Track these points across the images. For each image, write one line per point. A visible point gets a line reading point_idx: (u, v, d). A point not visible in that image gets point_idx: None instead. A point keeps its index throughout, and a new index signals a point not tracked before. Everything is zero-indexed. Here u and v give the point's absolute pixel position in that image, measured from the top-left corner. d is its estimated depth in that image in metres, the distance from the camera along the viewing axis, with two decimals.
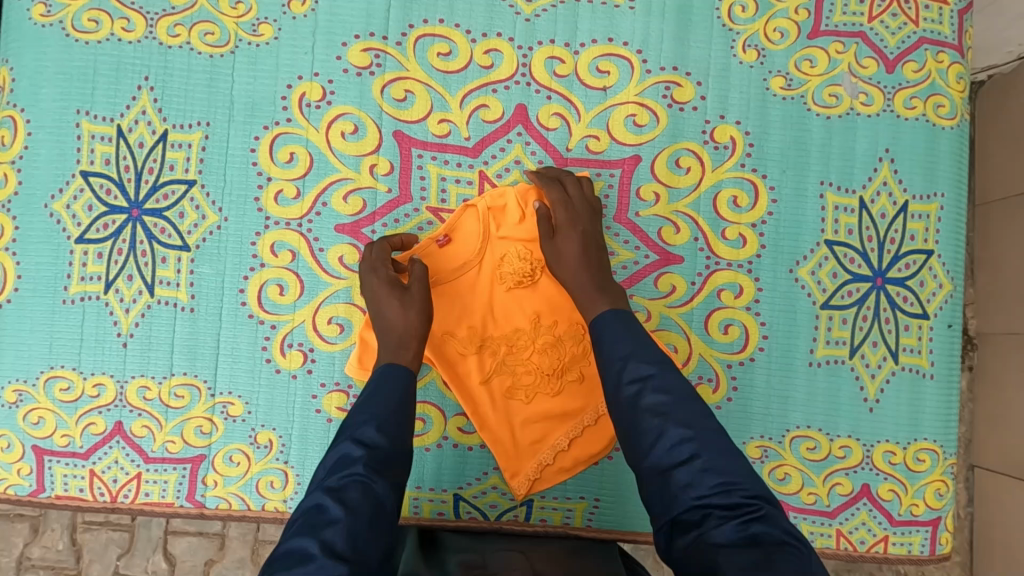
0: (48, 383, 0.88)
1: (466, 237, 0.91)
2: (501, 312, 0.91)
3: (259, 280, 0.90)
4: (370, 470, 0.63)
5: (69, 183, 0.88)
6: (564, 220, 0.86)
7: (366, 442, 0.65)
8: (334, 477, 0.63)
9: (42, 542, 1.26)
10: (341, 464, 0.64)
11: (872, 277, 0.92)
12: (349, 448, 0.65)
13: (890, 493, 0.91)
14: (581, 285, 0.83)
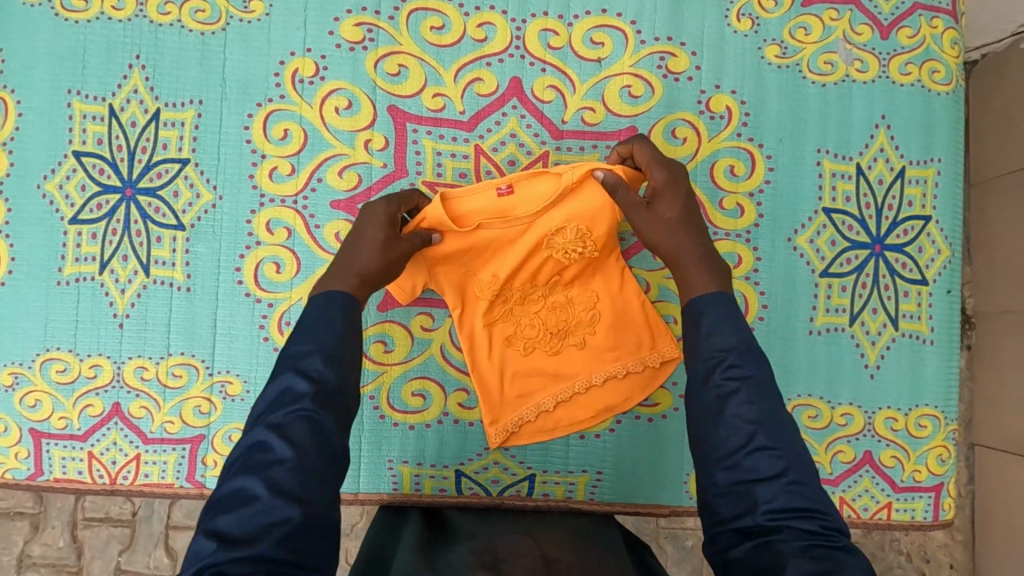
0: (44, 365, 0.87)
1: (535, 189, 0.81)
2: (531, 266, 0.84)
3: (256, 259, 0.89)
4: (318, 408, 0.55)
5: (61, 163, 0.88)
6: (668, 186, 0.75)
7: (313, 377, 0.57)
8: (273, 414, 0.55)
9: (42, 541, 1.24)
10: (283, 401, 0.56)
11: (870, 243, 0.92)
12: (293, 381, 0.57)
13: (892, 459, 0.91)
14: (686, 249, 0.70)
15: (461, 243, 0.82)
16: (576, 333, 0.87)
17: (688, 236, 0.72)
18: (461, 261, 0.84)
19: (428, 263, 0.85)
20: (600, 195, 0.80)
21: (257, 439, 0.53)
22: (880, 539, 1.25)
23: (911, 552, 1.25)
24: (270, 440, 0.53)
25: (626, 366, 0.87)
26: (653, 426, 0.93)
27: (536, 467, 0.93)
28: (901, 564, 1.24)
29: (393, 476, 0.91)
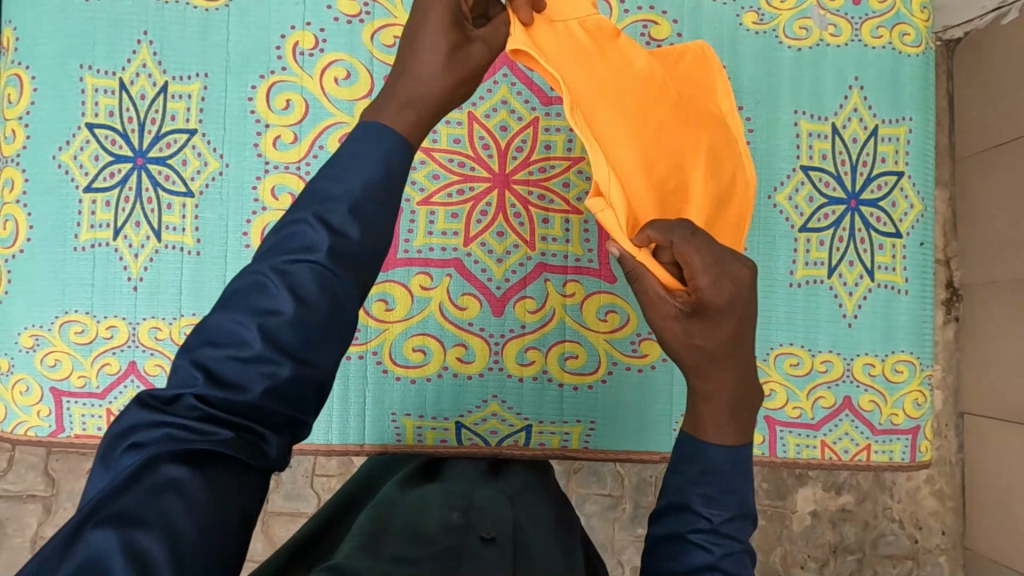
0: (63, 327, 0.92)
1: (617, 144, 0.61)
2: (659, 137, 0.63)
3: (262, 223, 0.94)
4: (326, 266, 0.45)
5: (75, 135, 0.92)
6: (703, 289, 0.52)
7: (328, 226, 0.46)
8: (279, 253, 0.46)
9: (54, 521, 1.43)
10: (292, 242, 0.46)
11: (845, 199, 0.96)
12: (307, 225, 0.46)
13: (870, 403, 0.96)
14: (725, 316, 0.53)
15: (606, 72, 0.62)
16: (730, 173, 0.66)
17: (702, 379, 0.53)
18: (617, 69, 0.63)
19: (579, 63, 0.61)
20: (648, 206, 0.61)
21: (259, 276, 0.45)
22: (872, 507, 1.34)
23: (903, 519, 1.33)
24: (285, 281, 0.45)
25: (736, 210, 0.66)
26: (642, 377, 0.97)
27: (532, 418, 0.97)
28: (893, 531, 1.33)
29: (397, 429, 0.96)
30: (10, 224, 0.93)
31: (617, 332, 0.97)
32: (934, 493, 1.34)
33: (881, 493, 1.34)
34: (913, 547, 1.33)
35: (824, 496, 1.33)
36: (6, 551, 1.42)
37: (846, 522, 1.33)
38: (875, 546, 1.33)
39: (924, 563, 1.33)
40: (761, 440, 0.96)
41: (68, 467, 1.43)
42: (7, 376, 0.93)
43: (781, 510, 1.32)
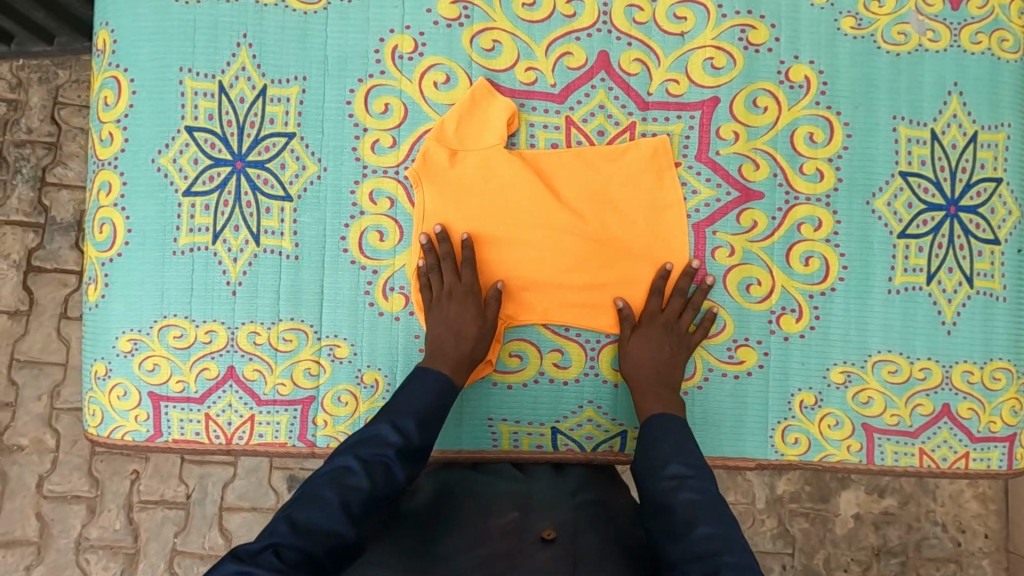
0: (162, 331, 0.91)
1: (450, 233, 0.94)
2: (528, 216, 0.94)
3: (360, 227, 0.93)
4: (396, 459, 0.74)
5: (174, 138, 0.92)
6: (657, 335, 0.92)
7: (402, 432, 0.76)
8: (366, 449, 0.74)
9: (99, 524, 1.42)
10: (371, 443, 0.75)
11: (945, 205, 0.96)
12: (385, 431, 0.76)
13: (969, 411, 0.95)
14: (645, 375, 0.90)
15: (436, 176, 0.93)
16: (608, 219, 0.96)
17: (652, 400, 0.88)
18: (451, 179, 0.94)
19: (432, 176, 0.93)
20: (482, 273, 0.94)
21: (347, 464, 0.72)
22: (916, 510, 1.40)
23: (946, 522, 1.40)
24: (356, 468, 0.71)
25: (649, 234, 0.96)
26: (738, 383, 0.97)
27: (628, 423, 0.96)
28: (937, 534, 1.40)
29: (493, 434, 0.96)
30: (107, 227, 0.93)
31: (714, 338, 0.96)
32: (977, 496, 1.41)
33: (924, 496, 1.40)
34: (956, 550, 1.40)
35: (867, 500, 1.40)
36: (53, 553, 1.41)
37: (889, 525, 1.40)
38: (919, 549, 1.40)
39: (967, 565, 1.40)
40: (858, 447, 0.96)
41: (114, 468, 1.43)
42: (104, 380, 0.92)
43: (824, 513, 1.40)
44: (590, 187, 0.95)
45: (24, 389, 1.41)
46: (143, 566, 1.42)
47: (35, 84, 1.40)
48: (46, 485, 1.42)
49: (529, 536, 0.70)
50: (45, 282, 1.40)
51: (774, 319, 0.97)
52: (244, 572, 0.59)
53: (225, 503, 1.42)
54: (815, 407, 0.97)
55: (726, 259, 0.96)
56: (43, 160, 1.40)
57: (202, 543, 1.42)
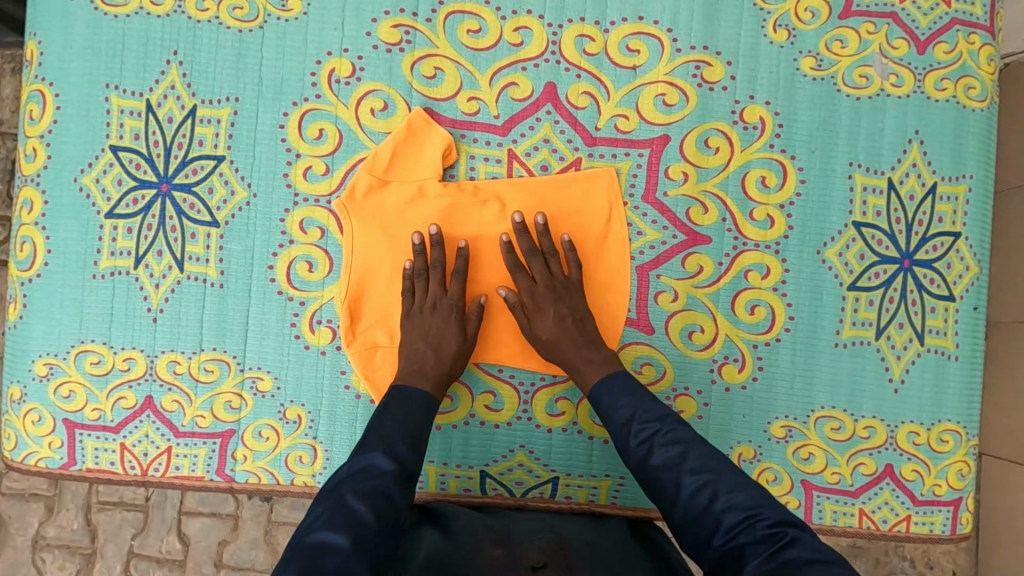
0: (78, 357, 0.89)
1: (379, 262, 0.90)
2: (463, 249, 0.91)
3: (289, 257, 0.90)
4: (396, 486, 0.69)
5: (98, 157, 0.88)
6: (546, 296, 0.87)
7: (395, 457, 0.71)
8: (360, 484, 0.67)
9: (57, 522, 1.41)
10: (365, 474, 0.69)
11: (899, 259, 0.92)
12: (378, 460, 0.70)
13: (913, 473, 0.92)
14: (570, 344, 0.85)
15: (367, 204, 0.90)
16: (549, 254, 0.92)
17: (593, 356, 0.84)
18: (384, 208, 0.90)
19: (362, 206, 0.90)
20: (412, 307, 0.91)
21: (347, 504, 0.65)
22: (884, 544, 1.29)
23: (914, 558, 1.27)
24: (356, 506, 0.65)
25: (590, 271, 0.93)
26: None
27: (560, 470, 0.93)
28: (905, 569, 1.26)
29: (420, 475, 0.93)
30: (28, 246, 0.90)
31: (654, 385, 0.93)
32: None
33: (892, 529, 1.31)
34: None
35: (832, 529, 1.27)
36: (9, 550, 1.41)
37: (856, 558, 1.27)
38: None
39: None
40: (797, 504, 0.92)
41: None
42: (18, 404, 0.90)
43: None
44: (529, 219, 0.92)
45: None
46: (99, 567, 1.40)
47: (8, 74, 1.31)
48: (6, 481, 1.41)
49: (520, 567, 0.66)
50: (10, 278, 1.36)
51: (716, 369, 0.93)
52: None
53: (184, 507, 1.40)
54: (753, 461, 0.93)
55: (670, 304, 0.93)
56: (13, 151, 1.32)
57: (160, 547, 1.40)
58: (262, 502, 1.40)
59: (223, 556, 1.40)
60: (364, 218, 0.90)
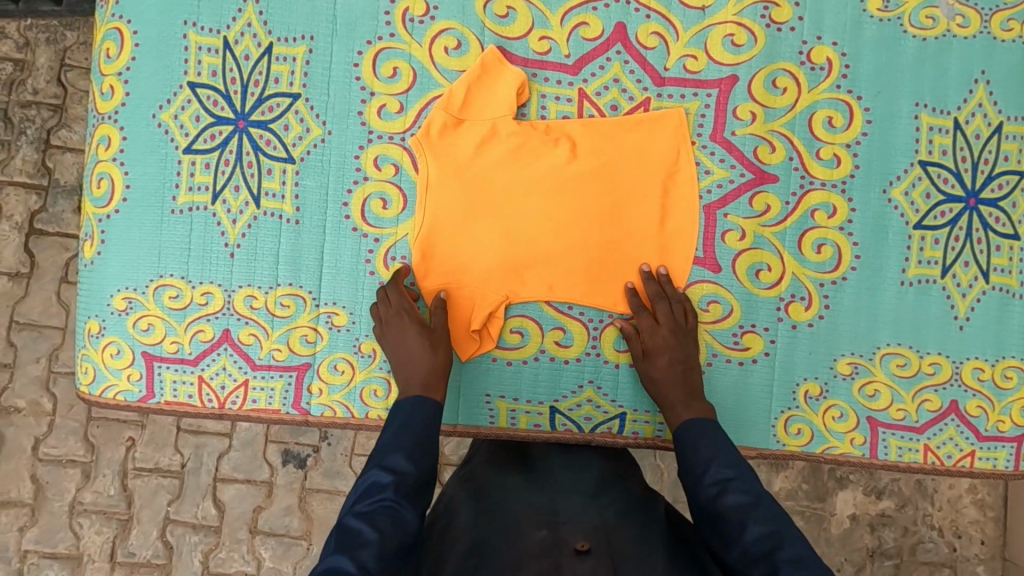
0: (157, 291, 0.90)
1: (449, 202, 0.91)
2: (534, 189, 0.92)
3: (363, 194, 0.91)
4: (399, 499, 0.72)
5: (176, 93, 0.89)
6: (666, 338, 0.90)
7: (394, 470, 0.74)
8: (363, 503, 0.71)
9: (94, 488, 1.41)
10: (369, 494, 0.72)
11: (965, 197, 0.93)
12: (377, 476, 0.73)
13: (977, 409, 0.93)
14: (674, 385, 0.88)
15: (440, 143, 0.91)
16: (619, 195, 0.93)
17: (695, 403, 0.87)
18: (456, 149, 0.91)
19: (434, 145, 0.91)
20: (482, 248, 0.92)
21: (349, 527, 0.68)
22: (913, 513, 1.38)
23: (942, 527, 1.38)
24: (362, 525, 0.68)
25: (659, 212, 0.93)
26: (742, 370, 0.94)
27: (627, 406, 0.95)
28: (932, 538, 1.38)
29: (490, 410, 0.94)
30: (106, 182, 0.91)
31: (719, 323, 0.94)
32: (975, 502, 1.39)
33: (922, 499, 1.39)
34: (951, 555, 1.38)
35: (864, 501, 1.38)
36: (46, 516, 1.41)
37: (885, 527, 1.38)
38: (913, 553, 1.38)
39: (961, 570, 1.38)
40: (862, 441, 0.94)
41: (109, 435, 1.42)
42: (97, 337, 0.91)
43: (820, 511, 1.38)
44: (599, 160, 0.92)
45: (23, 351, 1.41)
46: (135, 532, 1.41)
47: (42, 44, 1.39)
48: (42, 448, 1.42)
49: (564, 550, 0.70)
50: (47, 245, 1.40)
51: (782, 307, 0.94)
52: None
53: (219, 473, 1.40)
54: (819, 398, 0.94)
55: (737, 243, 0.94)
56: (48, 122, 1.39)
57: (194, 513, 1.40)
58: (296, 468, 1.41)
59: (258, 522, 1.40)
60: (437, 158, 0.91)
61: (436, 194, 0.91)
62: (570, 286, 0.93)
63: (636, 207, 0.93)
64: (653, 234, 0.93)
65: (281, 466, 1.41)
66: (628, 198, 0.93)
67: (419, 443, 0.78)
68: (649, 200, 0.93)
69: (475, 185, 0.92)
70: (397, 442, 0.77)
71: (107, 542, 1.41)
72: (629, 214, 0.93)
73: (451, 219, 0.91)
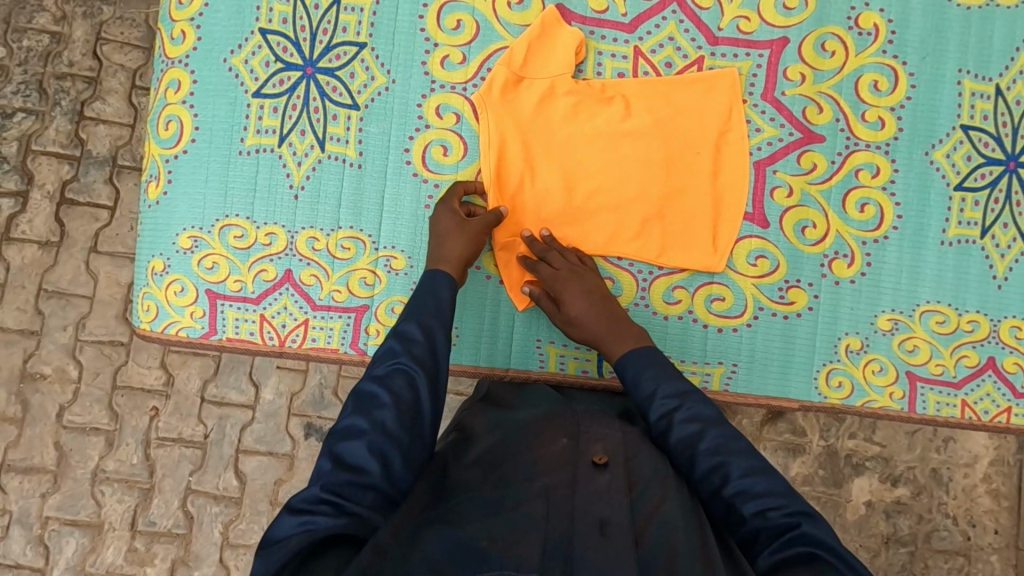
0: (223, 230, 0.92)
1: (510, 156, 0.94)
2: (591, 145, 0.95)
3: (424, 141, 0.94)
4: (413, 366, 0.73)
5: (247, 39, 0.93)
6: (564, 278, 0.89)
7: (408, 339, 0.75)
8: (379, 369, 0.73)
9: (117, 456, 1.37)
10: (385, 359, 0.74)
11: (1004, 160, 0.97)
12: (393, 344, 0.75)
13: (1014, 365, 0.97)
14: (602, 324, 0.87)
15: (501, 100, 0.94)
16: (674, 151, 0.95)
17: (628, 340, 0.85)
18: (515, 106, 0.94)
19: (495, 102, 0.94)
20: (540, 203, 0.95)
21: (365, 389, 0.70)
22: (927, 501, 1.39)
23: (956, 516, 1.39)
24: (378, 389, 0.70)
25: (711, 167, 0.96)
26: (786, 325, 0.97)
27: (674, 355, 0.97)
28: (946, 526, 1.39)
29: (540, 355, 0.97)
30: (174, 124, 0.93)
31: (766, 277, 0.97)
32: (989, 491, 1.39)
33: (937, 488, 1.39)
34: (965, 544, 1.39)
35: (879, 488, 1.39)
36: (69, 482, 1.37)
37: (900, 514, 1.38)
38: (928, 540, 1.38)
39: (974, 560, 1.39)
40: (901, 395, 0.97)
41: (134, 403, 1.38)
42: (161, 276, 0.93)
43: (836, 498, 1.38)
44: (654, 117, 0.95)
45: (50, 319, 1.38)
46: (156, 502, 1.36)
47: (79, 18, 1.40)
48: (66, 415, 1.37)
49: (581, 461, 0.67)
50: (77, 215, 1.38)
51: (826, 263, 0.97)
52: (310, 519, 0.60)
53: (242, 444, 1.37)
54: (860, 352, 0.97)
55: (785, 199, 0.97)
56: (82, 94, 1.39)
57: (216, 484, 1.37)
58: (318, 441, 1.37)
59: (279, 495, 1.36)
60: (498, 113, 0.94)
61: (497, 149, 0.94)
62: (626, 243, 0.95)
63: (688, 162, 0.96)
64: (705, 190, 0.96)
65: (303, 439, 1.38)
66: (680, 152, 0.95)
67: (435, 317, 0.79)
68: (703, 156, 0.96)
69: (533, 142, 0.95)
70: (414, 313, 0.79)
71: (128, 511, 1.36)
72: (681, 168, 0.96)
73: (511, 173, 0.94)
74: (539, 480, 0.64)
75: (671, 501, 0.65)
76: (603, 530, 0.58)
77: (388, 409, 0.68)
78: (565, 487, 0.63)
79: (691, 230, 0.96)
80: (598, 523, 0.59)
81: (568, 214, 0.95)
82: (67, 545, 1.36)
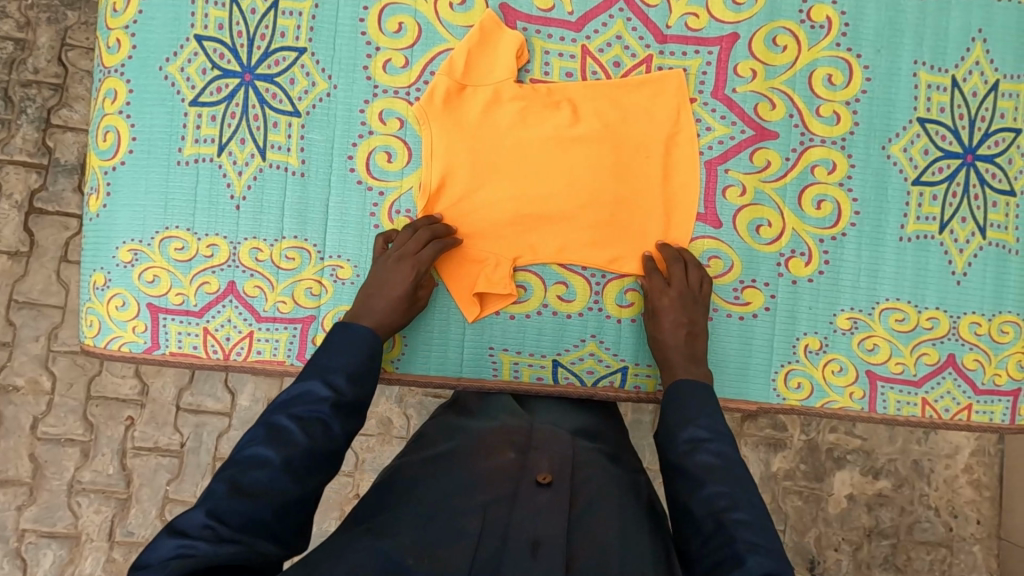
0: (163, 243, 0.90)
1: (459, 166, 0.92)
2: (540, 151, 0.93)
3: (368, 146, 0.92)
4: (333, 414, 0.69)
5: (183, 46, 0.90)
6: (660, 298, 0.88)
7: (333, 387, 0.71)
8: (297, 407, 0.69)
9: (93, 467, 1.36)
10: (304, 399, 0.70)
11: (962, 153, 0.95)
12: (315, 387, 0.71)
13: (974, 362, 0.95)
14: (678, 348, 0.86)
15: (446, 110, 0.92)
16: (623, 154, 0.94)
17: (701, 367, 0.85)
18: (461, 115, 0.92)
19: (440, 111, 0.92)
20: (490, 212, 0.93)
21: (279, 423, 0.67)
22: (910, 493, 1.38)
23: (939, 507, 1.38)
24: (292, 427, 0.66)
25: (662, 168, 0.94)
26: (744, 325, 0.95)
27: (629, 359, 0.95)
28: (929, 518, 1.38)
29: (493, 363, 0.95)
30: (112, 135, 0.91)
31: (721, 278, 0.95)
32: (972, 482, 1.38)
33: (919, 480, 1.38)
34: (947, 535, 1.38)
35: (862, 480, 1.37)
36: (45, 494, 1.35)
37: (883, 507, 1.37)
38: (911, 532, 1.37)
39: (958, 550, 1.38)
40: (861, 395, 0.96)
41: (109, 412, 1.36)
42: (102, 290, 0.91)
43: (818, 492, 1.37)
44: (602, 121, 0.93)
45: (22, 329, 1.36)
46: (134, 511, 1.35)
47: (43, 23, 1.36)
48: (40, 427, 1.36)
49: (524, 479, 0.66)
50: (46, 224, 1.36)
51: (783, 262, 0.95)
52: (190, 543, 0.56)
53: (219, 452, 1.35)
54: (819, 352, 0.96)
55: (737, 198, 0.95)
56: (48, 101, 1.36)
57: (194, 492, 1.35)
58: None
59: None
60: (444, 123, 0.92)
61: (445, 159, 0.92)
62: (578, 250, 0.94)
63: (641, 166, 0.94)
64: (657, 192, 0.94)
65: None
66: (629, 155, 0.94)
67: (363, 367, 0.75)
68: (654, 158, 0.94)
69: (481, 151, 0.93)
70: (343, 360, 0.75)
71: (106, 521, 1.35)
72: (632, 172, 0.94)
73: (459, 182, 0.92)
74: (479, 495, 0.64)
75: (613, 514, 0.65)
76: (534, 551, 0.57)
77: (297, 451, 0.64)
78: (503, 506, 0.63)
79: (645, 233, 0.94)
80: (531, 544, 0.58)
81: (521, 223, 0.93)
82: (45, 557, 1.34)
